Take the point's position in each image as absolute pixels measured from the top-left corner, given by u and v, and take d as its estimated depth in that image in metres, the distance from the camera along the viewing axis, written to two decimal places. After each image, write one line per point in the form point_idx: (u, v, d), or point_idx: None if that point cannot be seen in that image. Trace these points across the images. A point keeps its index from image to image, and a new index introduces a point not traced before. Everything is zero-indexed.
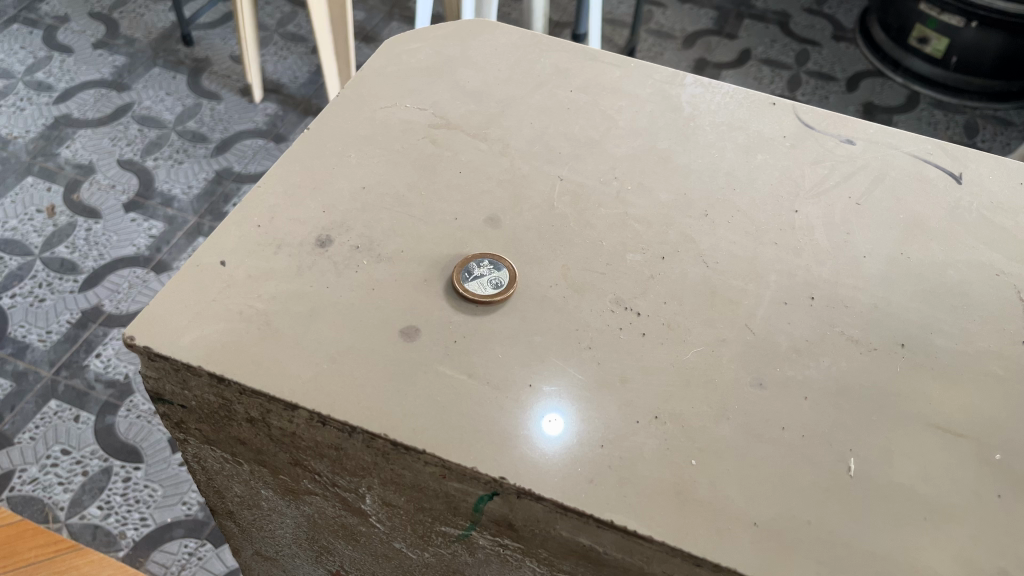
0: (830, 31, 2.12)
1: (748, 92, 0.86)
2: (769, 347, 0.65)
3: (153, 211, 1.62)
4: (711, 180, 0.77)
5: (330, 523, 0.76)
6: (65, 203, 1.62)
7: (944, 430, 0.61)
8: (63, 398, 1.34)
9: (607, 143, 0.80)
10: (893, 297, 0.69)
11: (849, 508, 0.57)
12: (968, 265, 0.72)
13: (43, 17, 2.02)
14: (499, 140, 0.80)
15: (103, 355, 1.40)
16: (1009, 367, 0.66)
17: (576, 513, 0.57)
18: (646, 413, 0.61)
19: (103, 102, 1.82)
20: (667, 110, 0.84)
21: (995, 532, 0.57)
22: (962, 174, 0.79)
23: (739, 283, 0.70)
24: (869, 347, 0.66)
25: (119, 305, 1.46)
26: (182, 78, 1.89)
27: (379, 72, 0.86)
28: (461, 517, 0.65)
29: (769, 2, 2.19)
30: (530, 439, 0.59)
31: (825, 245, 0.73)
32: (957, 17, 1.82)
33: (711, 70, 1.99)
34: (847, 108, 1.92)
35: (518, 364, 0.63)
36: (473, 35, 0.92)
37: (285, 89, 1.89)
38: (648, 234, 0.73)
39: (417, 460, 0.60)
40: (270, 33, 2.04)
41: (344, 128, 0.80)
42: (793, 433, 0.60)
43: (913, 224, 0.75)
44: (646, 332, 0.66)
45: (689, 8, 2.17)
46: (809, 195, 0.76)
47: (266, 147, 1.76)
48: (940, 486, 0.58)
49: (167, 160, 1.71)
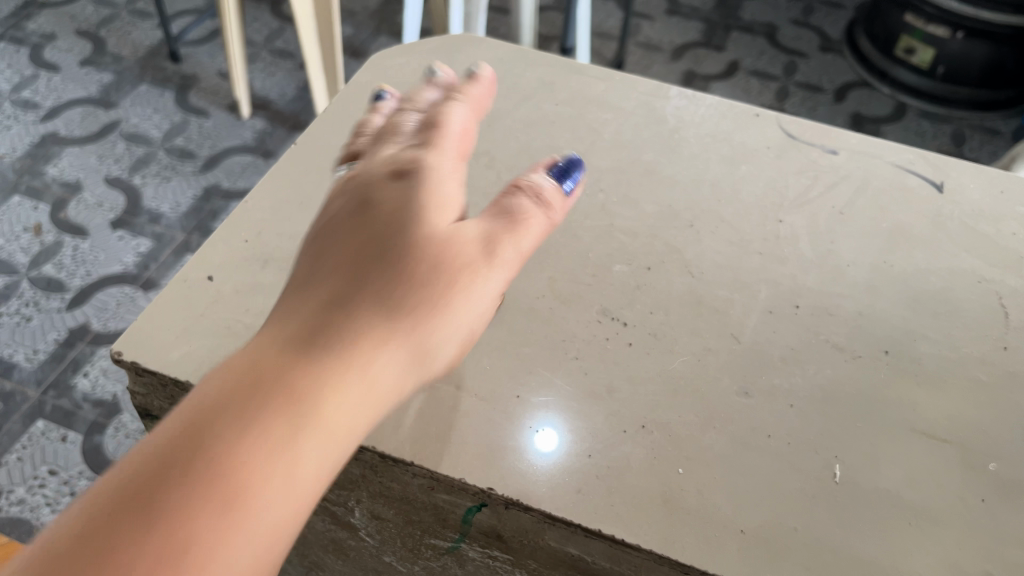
0: (815, 42, 2.14)
1: (731, 104, 0.87)
2: (756, 356, 0.66)
3: (141, 228, 1.61)
4: (696, 192, 0.78)
5: (320, 538, 0.77)
6: (52, 221, 1.62)
7: (930, 437, 0.62)
8: (50, 418, 1.34)
9: (593, 155, 0.81)
10: (878, 304, 0.70)
11: (836, 514, 0.57)
12: (950, 272, 0.73)
13: (30, 35, 2.02)
14: (487, 153, 0.80)
15: (90, 374, 1.39)
16: (993, 373, 0.66)
17: (563, 523, 0.57)
18: (633, 423, 0.61)
19: (90, 119, 1.82)
20: (652, 122, 0.85)
21: (981, 537, 0.57)
22: (944, 183, 0.80)
23: (725, 292, 0.70)
24: (853, 355, 0.66)
25: (106, 324, 1.46)
26: (170, 95, 1.90)
27: (366, 87, 0.87)
28: (450, 529, 0.65)
29: (755, 15, 2.22)
30: (521, 450, 0.59)
31: (810, 254, 0.73)
32: (942, 28, 1.84)
33: (698, 83, 2.01)
34: (833, 118, 1.93)
35: (505, 374, 0.64)
36: (459, 50, 0.93)
37: (272, 105, 1.90)
38: (634, 244, 0.73)
39: (405, 472, 0.60)
40: (257, 50, 2.05)
41: (333, 143, 0.81)
42: (778, 440, 0.61)
43: (894, 232, 0.76)
44: (633, 343, 0.66)
45: (675, 21, 2.19)
46: (792, 206, 0.77)
47: (254, 163, 1.76)
48: (925, 491, 0.59)
49: (154, 178, 1.71)
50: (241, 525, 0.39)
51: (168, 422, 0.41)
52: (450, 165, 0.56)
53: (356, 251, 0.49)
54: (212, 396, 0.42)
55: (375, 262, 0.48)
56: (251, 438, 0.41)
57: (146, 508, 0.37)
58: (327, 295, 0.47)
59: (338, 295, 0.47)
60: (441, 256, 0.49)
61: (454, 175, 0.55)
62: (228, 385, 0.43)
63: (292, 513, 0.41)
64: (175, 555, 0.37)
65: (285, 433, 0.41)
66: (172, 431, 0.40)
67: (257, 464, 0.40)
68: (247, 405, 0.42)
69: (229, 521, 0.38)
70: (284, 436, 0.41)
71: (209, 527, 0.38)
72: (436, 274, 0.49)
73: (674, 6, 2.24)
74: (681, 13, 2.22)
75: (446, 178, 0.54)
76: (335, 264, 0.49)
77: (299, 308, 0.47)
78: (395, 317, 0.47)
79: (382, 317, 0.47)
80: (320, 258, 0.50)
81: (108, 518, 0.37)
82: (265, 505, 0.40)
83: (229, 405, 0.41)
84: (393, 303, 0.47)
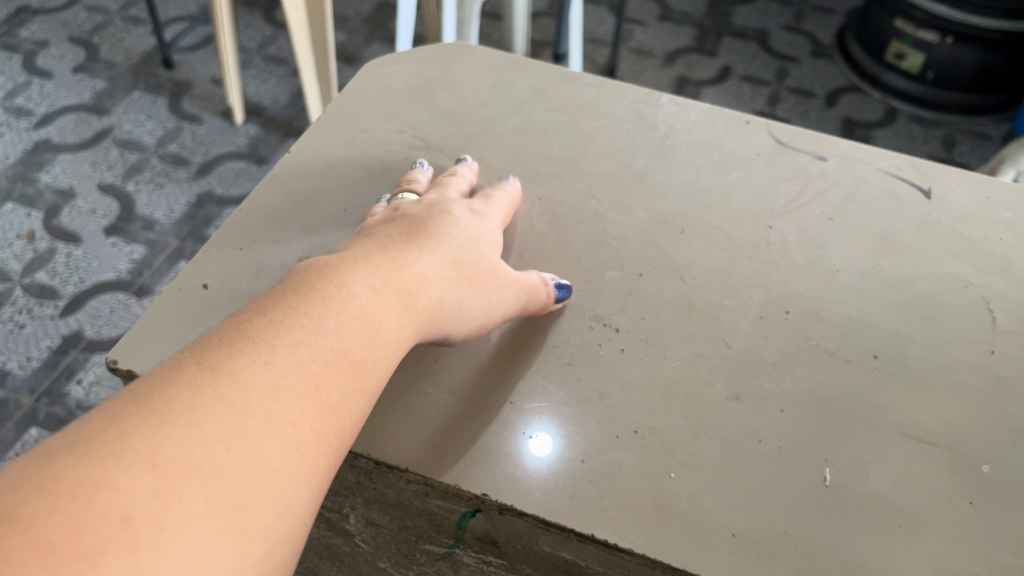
0: (807, 47, 2.16)
1: (722, 110, 0.88)
2: (749, 360, 0.66)
3: (134, 235, 1.61)
4: (688, 198, 0.79)
5: (315, 545, 0.77)
6: (45, 228, 1.61)
7: (919, 440, 0.63)
8: (44, 426, 1.33)
9: (585, 162, 0.82)
10: (868, 308, 0.71)
11: (825, 517, 0.58)
12: (938, 277, 0.74)
13: (23, 42, 2.02)
14: (479, 161, 0.81)
15: (83, 381, 1.39)
16: (981, 377, 0.67)
17: (557, 528, 0.57)
18: (625, 428, 0.62)
19: (83, 126, 1.82)
20: (644, 129, 0.85)
21: (969, 539, 0.57)
22: (932, 189, 0.81)
23: (716, 298, 0.71)
24: (843, 359, 0.67)
25: (100, 331, 1.46)
26: (164, 102, 1.90)
27: (359, 95, 0.88)
28: (445, 535, 0.66)
29: (747, 20, 2.23)
30: (515, 456, 0.60)
31: (801, 260, 0.74)
32: (932, 33, 1.86)
33: (691, 88, 2.02)
34: (824, 122, 1.94)
35: (498, 381, 0.64)
36: (453, 58, 0.93)
37: (266, 112, 1.90)
38: (626, 251, 0.74)
39: (400, 478, 0.60)
40: (251, 56, 2.05)
41: (326, 151, 0.81)
42: (769, 444, 0.61)
43: (883, 237, 0.76)
44: (625, 348, 0.67)
45: (668, 27, 2.21)
46: (782, 212, 0.78)
47: (248, 169, 1.77)
48: (914, 494, 0.60)
49: (148, 184, 1.71)
50: (374, 348, 0.53)
51: (310, 271, 0.54)
52: (499, 220, 0.71)
53: (436, 220, 0.64)
54: (342, 262, 0.56)
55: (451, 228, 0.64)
56: (381, 292, 0.55)
57: (315, 314, 0.51)
58: (418, 230, 0.63)
59: (424, 231, 0.63)
60: (489, 248, 0.66)
61: (499, 224, 0.70)
62: (355, 259, 0.57)
63: (397, 357, 0.55)
64: (335, 352, 0.50)
65: (400, 299, 0.56)
66: (316, 276, 0.54)
67: (385, 312, 0.55)
68: (374, 273, 0.56)
69: (367, 341, 0.52)
70: (399, 302, 0.56)
71: (356, 342, 0.52)
72: (490, 255, 0.65)
73: (667, 12, 2.26)
74: (673, 18, 2.24)
75: (495, 223, 0.70)
76: (416, 219, 0.64)
77: (397, 234, 0.62)
78: (467, 265, 0.63)
79: (459, 260, 0.62)
80: (403, 220, 0.64)
81: (282, 317, 0.50)
82: (386, 344, 0.54)
83: (360, 270, 0.56)
84: (465, 252, 0.63)
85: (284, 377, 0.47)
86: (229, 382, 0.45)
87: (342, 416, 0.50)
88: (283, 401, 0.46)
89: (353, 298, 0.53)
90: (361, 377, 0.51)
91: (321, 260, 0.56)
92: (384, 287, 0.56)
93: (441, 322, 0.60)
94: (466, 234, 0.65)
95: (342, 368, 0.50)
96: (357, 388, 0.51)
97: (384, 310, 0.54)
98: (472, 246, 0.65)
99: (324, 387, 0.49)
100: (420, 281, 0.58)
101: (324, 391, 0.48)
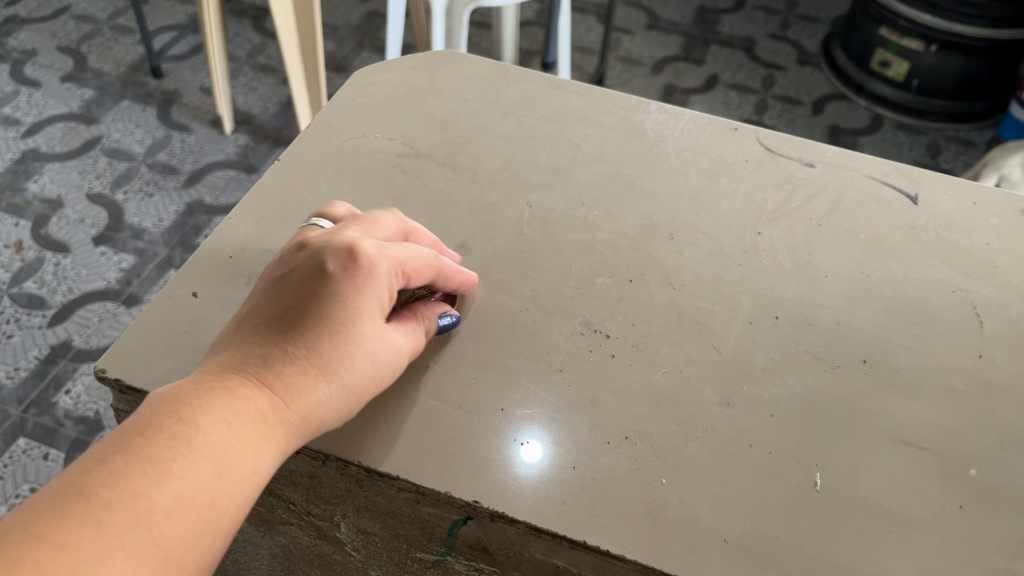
0: (795, 55, 2.18)
1: (710, 118, 0.88)
2: (740, 366, 0.67)
3: (123, 244, 1.61)
4: (676, 206, 0.79)
5: (305, 553, 0.77)
6: (33, 238, 1.61)
7: (907, 444, 0.63)
8: (32, 436, 1.32)
9: (574, 170, 0.82)
10: (856, 313, 0.71)
11: (815, 523, 0.58)
12: (925, 282, 0.74)
13: (11, 51, 2.01)
14: (469, 169, 0.82)
15: (72, 391, 1.38)
16: (969, 381, 0.67)
17: (549, 535, 0.57)
18: (617, 434, 0.62)
19: (72, 135, 1.81)
20: (633, 137, 0.86)
21: (959, 542, 0.58)
22: (919, 195, 0.82)
23: (706, 304, 0.71)
24: (832, 364, 0.67)
25: (88, 340, 1.45)
26: (152, 111, 1.90)
27: (349, 104, 0.88)
28: (436, 543, 0.66)
29: (735, 29, 2.25)
30: (507, 464, 0.60)
31: (789, 266, 0.75)
32: (916, 41, 1.87)
33: (680, 96, 2.03)
34: (812, 130, 1.95)
35: (487, 389, 0.64)
36: (441, 66, 0.93)
37: (255, 120, 1.90)
38: (615, 258, 0.74)
39: (391, 486, 0.60)
40: (240, 64, 2.05)
41: (315, 159, 0.81)
42: (760, 450, 0.62)
43: (871, 243, 0.77)
44: (616, 354, 0.67)
45: (656, 35, 2.22)
46: (770, 218, 0.78)
47: (237, 178, 1.76)
48: (904, 498, 0.60)
49: (137, 193, 1.70)
50: (225, 487, 0.50)
51: (163, 404, 0.51)
52: (389, 274, 0.60)
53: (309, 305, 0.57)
54: (196, 390, 0.53)
55: (319, 314, 0.56)
56: (233, 424, 0.51)
57: (162, 457, 0.48)
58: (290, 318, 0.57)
59: (290, 329, 0.56)
60: (367, 328, 0.57)
61: (391, 282, 0.60)
62: (211, 385, 0.53)
63: (258, 486, 0.52)
64: (181, 500, 0.47)
65: (255, 430, 0.52)
66: (164, 413, 0.51)
67: (238, 446, 0.51)
68: (227, 404, 0.52)
69: (217, 481, 0.49)
70: (254, 428, 0.52)
71: (206, 484, 0.49)
72: (364, 342, 0.57)
73: (655, 21, 2.27)
74: (661, 27, 2.25)
75: (382, 286, 0.59)
76: (285, 309, 0.57)
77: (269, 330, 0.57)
78: (331, 363, 0.55)
79: (320, 358, 0.55)
80: (276, 305, 0.58)
81: (123, 467, 0.47)
82: (246, 471, 0.51)
83: (212, 401, 0.52)
84: (333, 346, 0.55)
85: (116, 538, 0.45)
86: (52, 556, 0.43)
87: (190, 562, 0.47)
88: (113, 565, 0.44)
89: (201, 436, 0.50)
90: (214, 519, 0.49)
91: (179, 387, 0.53)
92: (238, 418, 0.52)
93: (309, 431, 0.55)
94: (335, 320, 0.56)
95: (190, 514, 0.48)
96: (207, 531, 0.48)
97: (237, 444, 0.51)
98: (342, 334, 0.56)
99: (166, 539, 0.46)
100: (281, 399, 0.54)
101: (165, 544, 0.46)
